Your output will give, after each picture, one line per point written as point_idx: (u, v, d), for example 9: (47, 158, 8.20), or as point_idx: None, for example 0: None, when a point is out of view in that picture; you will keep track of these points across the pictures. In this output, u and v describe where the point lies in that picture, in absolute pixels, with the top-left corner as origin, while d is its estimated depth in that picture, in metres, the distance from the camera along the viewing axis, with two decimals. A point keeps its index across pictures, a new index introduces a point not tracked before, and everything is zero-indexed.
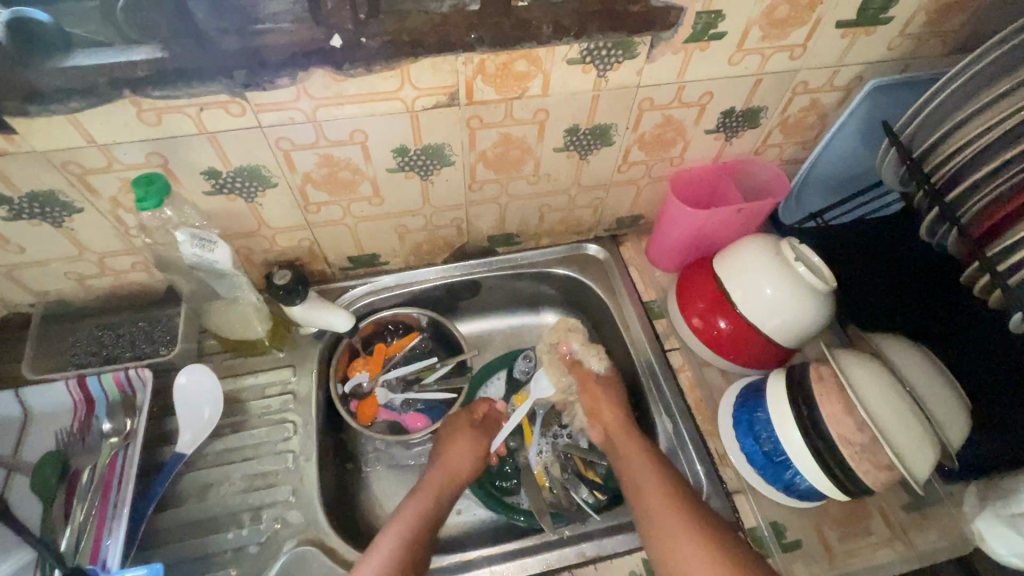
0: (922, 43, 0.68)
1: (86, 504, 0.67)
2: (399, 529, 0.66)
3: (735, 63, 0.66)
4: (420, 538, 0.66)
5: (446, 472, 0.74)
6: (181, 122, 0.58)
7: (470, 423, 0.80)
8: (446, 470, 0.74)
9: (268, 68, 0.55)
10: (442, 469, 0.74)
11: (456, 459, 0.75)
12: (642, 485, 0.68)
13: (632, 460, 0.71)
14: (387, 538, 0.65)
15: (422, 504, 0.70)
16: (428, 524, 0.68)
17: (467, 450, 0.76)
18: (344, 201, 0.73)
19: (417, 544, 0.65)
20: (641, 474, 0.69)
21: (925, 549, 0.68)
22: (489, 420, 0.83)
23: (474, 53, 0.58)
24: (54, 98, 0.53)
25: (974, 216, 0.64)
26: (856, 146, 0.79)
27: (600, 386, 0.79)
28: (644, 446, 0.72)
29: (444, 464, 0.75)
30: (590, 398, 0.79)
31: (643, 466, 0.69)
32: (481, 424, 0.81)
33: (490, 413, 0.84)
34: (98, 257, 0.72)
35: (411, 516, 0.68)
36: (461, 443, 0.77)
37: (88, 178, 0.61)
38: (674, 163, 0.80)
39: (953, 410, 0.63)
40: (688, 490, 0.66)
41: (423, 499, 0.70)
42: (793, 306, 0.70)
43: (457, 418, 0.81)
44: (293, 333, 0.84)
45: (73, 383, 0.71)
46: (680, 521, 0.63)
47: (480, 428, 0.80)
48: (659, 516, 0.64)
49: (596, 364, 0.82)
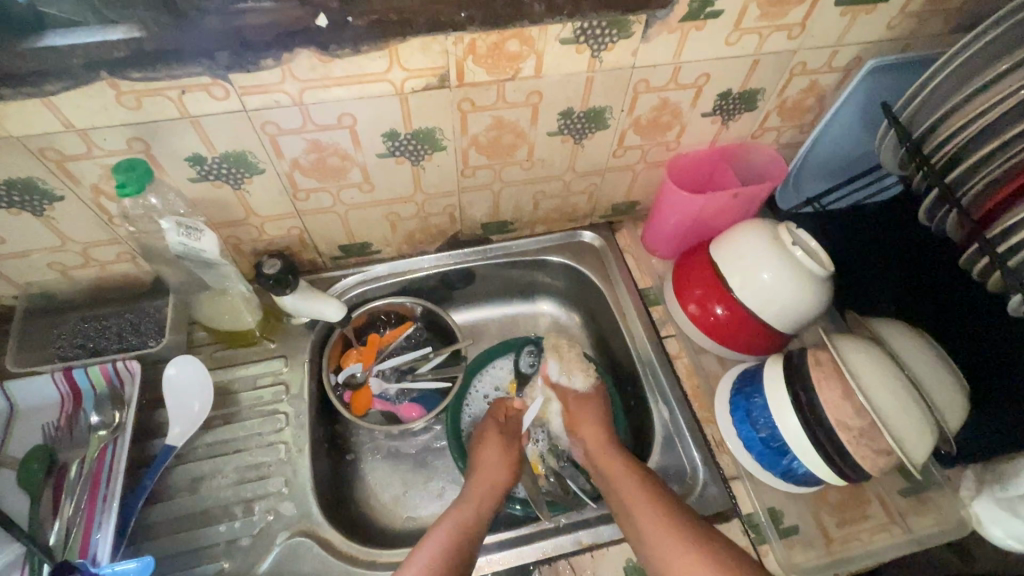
0: (922, 21, 0.66)
1: (74, 498, 0.66)
2: (443, 534, 0.64)
3: (732, 43, 0.64)
4: (467, 544, 0.64)
5: (485, 482, 0.72)
6: (161, 105, 0.56)
7: (498, 430, 0.79)
8: (485, 479, 0.72)
9: (251, 49, 0.53)
10: (483, 478, 0.72)
11: (494, 467, 0.74)
12: (637, 511, 0.64)
13: (622, 485, 0.67)
14: (432, 545, 0.63)
15: (466, 513, 0.67)
16: (474, 531, 0.66)
17: (501, 456, 0.75)
18: (334, 187, 0.71)
19: (463, 551, 0.63)
20: (631, 502, 0.65)
21: (922, 533, 0.67)
22: (512, 422, 0.81)
23: (464, 33, 0.56)
24: (29, 80, 0.51)
25: (973, 198, 0.63)
26: (854, 128, 0.78)
27: (583, 405, 0.78)
28: (630, 470, 0.69)
29: (487, 469, 0.73)
30: (573, 414, 0.78)
31: (631, 492, 0.66)
32: (512, 430, 0.80)
33: (511, 415, 0.82)
34: (81, 247, 0.70)
35: (454, 523, 0.66)
36: (495, 449, 0.76)
37: (67, 165, 0.59)
38: (670, 148, 0.79)
39: (952, 394, 0.63)
40: (680, 510, 0.64)
41: (468, 507, 0.68)
42: (790, 290, 0.69)
43: (486, 427, 0.79)
44: (284, 323, 0.82)
45: (59, 376, 0.70)
46: (669, 537, 0.61)
47: (511, 434, 0.79)
48: (654, 539, 0.62)
49: (580, 382, 0.81)
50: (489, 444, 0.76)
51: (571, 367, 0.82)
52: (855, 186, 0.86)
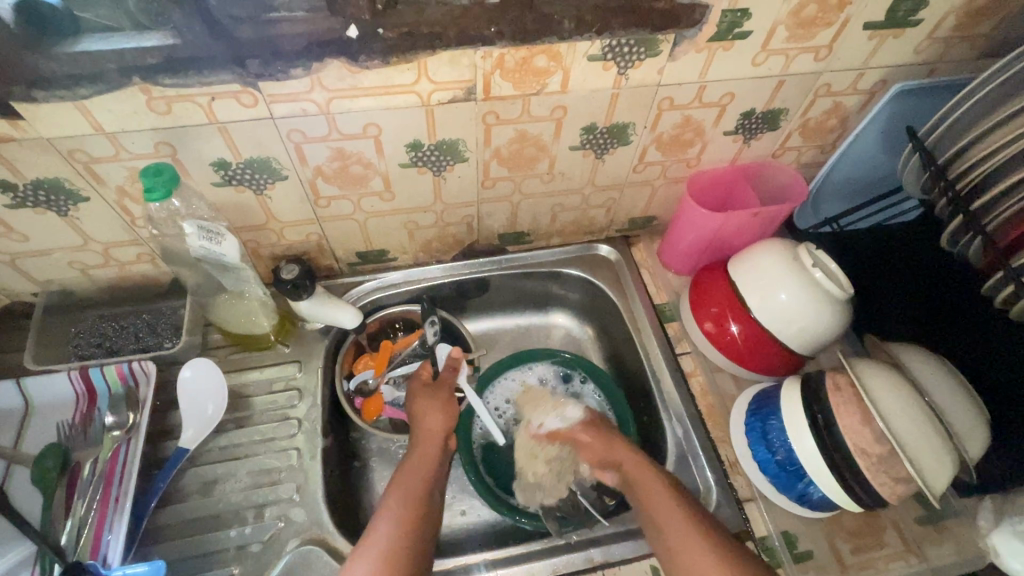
0: (950, 47, 0.66)
1: (86, 498, 0.65)
2: (398, 497, 0.64)
3: (759, 63, 0.64)
4: (426, 503, 0.65)
5: (422, 459, 0.70)
6: (191, 111, 0.56)
7: (424, 386, 0.79)
8: (428, 429, 0.74)
9: (282, 58, 0.53)
10: (422, 454, 0.71)
11: (431, 437, 0.73)
12: (652, 496, 0.64)
13: (677, 533, 0.60)
14: (391, 507, 0.63)
15: (411, 483, 0.66)
16: (427, 506, 0.64)
17: (441, 411, 0.76)
18: (355, 196, 0.71)
19: (427, 512, 0.64)
20: (690, 547, 0.58)
21: (940, 564, 0.67)
22: (445, 372, 0.80)
23: (493, 47, 0.56)
24: (62, 84, 0.51)
25: (998, 226, 0.63)
26: (875, 150, 0.78)
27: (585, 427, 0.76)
28: (695, 527, 0.60)
29: (425, 445, 0.72)
30: (590, 449, 0.74)
31: (687, 530, 0.60)
32: (440, 380, 0.80)
33: (446, 366, 0.81)
34: (103, 247, 0.71)
35: (401, 493, 0.64)
36: (430, 403, 0.76)
37: (94, 166, 0.60)
38: (691, 164, 0.79)
39: (974, 422, 0.62)
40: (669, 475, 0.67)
41: (411, 485, 0.66)
42: (809, 311, 0.69)
43: (414, 393, 0.78)
44: (298, 328, 0.82)
45: (75, 374, 0.70)
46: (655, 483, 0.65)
47: (441, 385, 0.80)
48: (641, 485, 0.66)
49: (574, 412, 0.79)
50: (425, 402, 0.77)
51: (556, 408, 0.81)
52: (874, 208, 0.86)
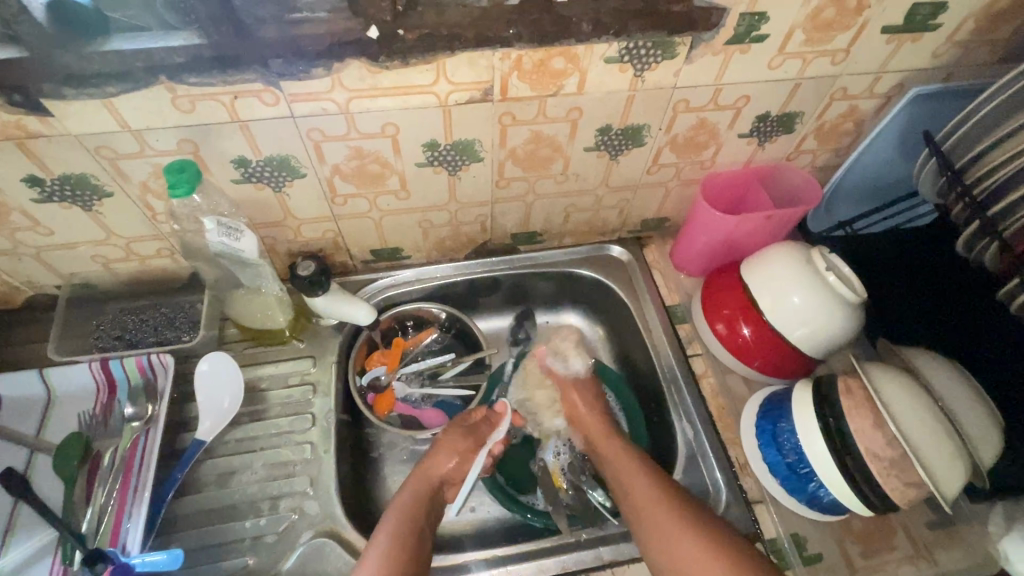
0: (969, 52, 0.66)
1: (106, 487, 0.67)
2: (384, 538, 0.63)
3: (775, 66, 0.64)
4: (411, 538, 0.64)
5: (413, 499, 0.69)
6: (213, 109, 0.57)
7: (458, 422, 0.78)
8: (426, 473, 0.72)
9: (304, 58, 0.54)
10: (412, 493, 0.70)
11: (424, 477, 0.72)
12: (612, 454, 0.74)
13: (627, 478, 0.70)
14: (374, 551, 0.62)
15: (399, 526, 0.65)
16: (413, 547, 0.64)
17: (451, 461, 0.74)
18: (371, 193, 0.72)
19: (414, 549, 0.64)
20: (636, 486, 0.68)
21: (950, 568, 0.67)
22: (483, 427, 0.79)
23: (511, 48, 0.57)
24: (92, 82, 0.52)
25: (1015, 232, 0.62)
26: (891, 154, 0.78)
27: (580, 387, 0.82)
28: (655, 488, 0.67)
29: (415, 485, 0.71)
30: (570, 404, 0.81)
31: (636, 474, 0.69)
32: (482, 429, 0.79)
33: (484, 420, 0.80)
34: (125, 242, 0.72)
35: (388, 535, 0.64)
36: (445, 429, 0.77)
37: (120, 163, 0.61)
38: (705, 166, 0.79)
39: (987, 429, 0.62)
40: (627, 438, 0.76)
41: (400, 527, 0.65)
42: (821, 314, 0.69)
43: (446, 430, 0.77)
44: (313, 324, 0.84)
45: (95, 365, 0.72)
46: (617, 445, 0.74)
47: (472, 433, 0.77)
48: (603, 446, 0.75)
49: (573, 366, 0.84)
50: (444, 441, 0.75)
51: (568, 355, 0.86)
52: (888, 212, 0.86)
